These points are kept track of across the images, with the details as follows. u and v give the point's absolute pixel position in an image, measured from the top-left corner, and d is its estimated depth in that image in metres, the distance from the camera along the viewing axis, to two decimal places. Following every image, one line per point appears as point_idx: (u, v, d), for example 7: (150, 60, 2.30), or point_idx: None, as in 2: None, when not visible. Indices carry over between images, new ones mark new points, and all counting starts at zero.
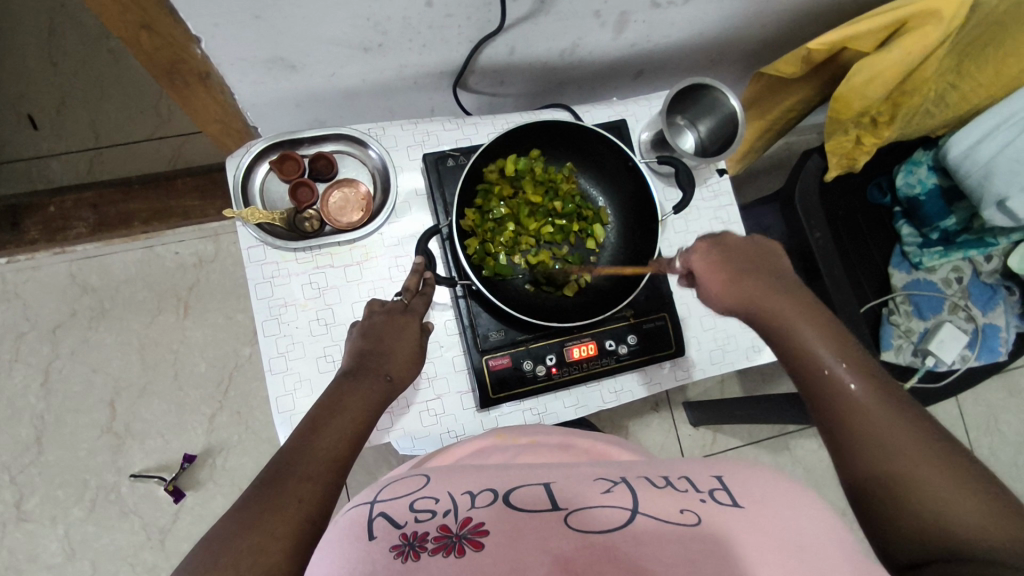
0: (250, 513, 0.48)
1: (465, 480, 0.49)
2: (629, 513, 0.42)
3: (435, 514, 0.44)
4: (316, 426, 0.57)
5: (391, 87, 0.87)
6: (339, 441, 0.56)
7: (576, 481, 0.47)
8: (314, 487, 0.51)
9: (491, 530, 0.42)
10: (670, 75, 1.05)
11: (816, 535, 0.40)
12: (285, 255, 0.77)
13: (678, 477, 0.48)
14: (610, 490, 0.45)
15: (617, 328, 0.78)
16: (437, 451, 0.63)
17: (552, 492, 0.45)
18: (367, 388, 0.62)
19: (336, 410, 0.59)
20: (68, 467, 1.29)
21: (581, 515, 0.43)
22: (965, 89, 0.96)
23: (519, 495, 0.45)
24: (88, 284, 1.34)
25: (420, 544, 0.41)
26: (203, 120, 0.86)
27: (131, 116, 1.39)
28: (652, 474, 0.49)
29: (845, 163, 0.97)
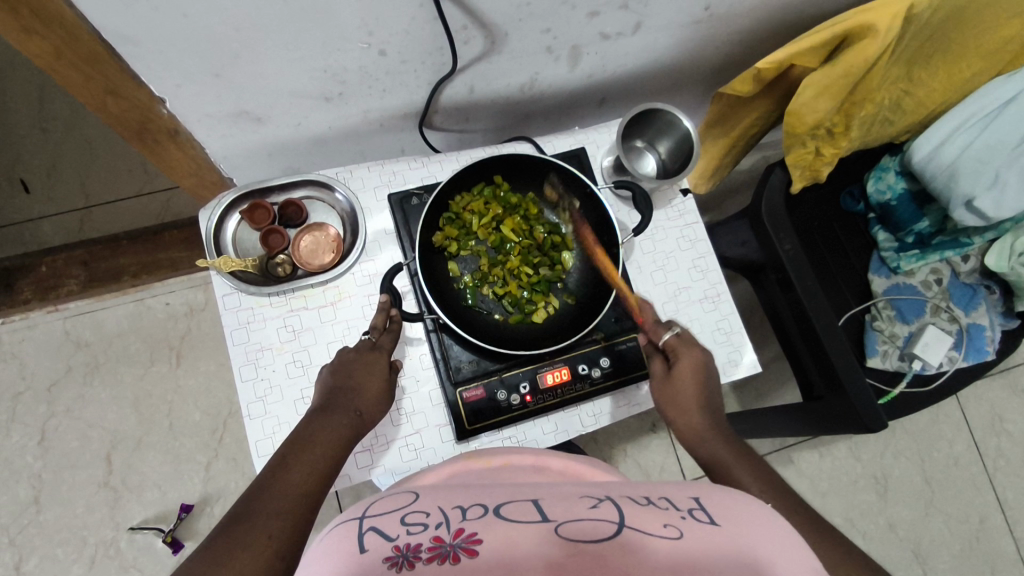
0: (218, 551, 0.48)
1: (454, 498, 0.46)
2: (616, 526, 0.39)
3: (427, 526, 0.40)
4: (285, 462, 0.58)
5: (358, 131, 0.90)
6: (309, 476, 0.57)
7: (562, 498, 0.45)
8: (283, 523, 0.52)
9: (485, 540, 0.38)
10: (633, 101, 1.08)
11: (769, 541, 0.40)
12: (259, 300, 0.78)
13: (659, 494, 0.45)
14: (597, 505, 0.42)
15: (589, 351, 0.79)
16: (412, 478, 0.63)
17: (543, 507, 0.42)
18: (336, 424, 0.63)
19: (306, 446, 0.60)
20: (67, 524, 1.29)
21: (575, 526, 0.39)
22: (920, 95, 0.97)
23: (509, 508, 0.42)
24: (83, 340, 1.36)
25: (413, 554, 0.37)
26: (178, 175, 0.89)
27: (119, 175, 1.43)
28: (636, 494, 0.46)
29: (809, 175, 1.00)
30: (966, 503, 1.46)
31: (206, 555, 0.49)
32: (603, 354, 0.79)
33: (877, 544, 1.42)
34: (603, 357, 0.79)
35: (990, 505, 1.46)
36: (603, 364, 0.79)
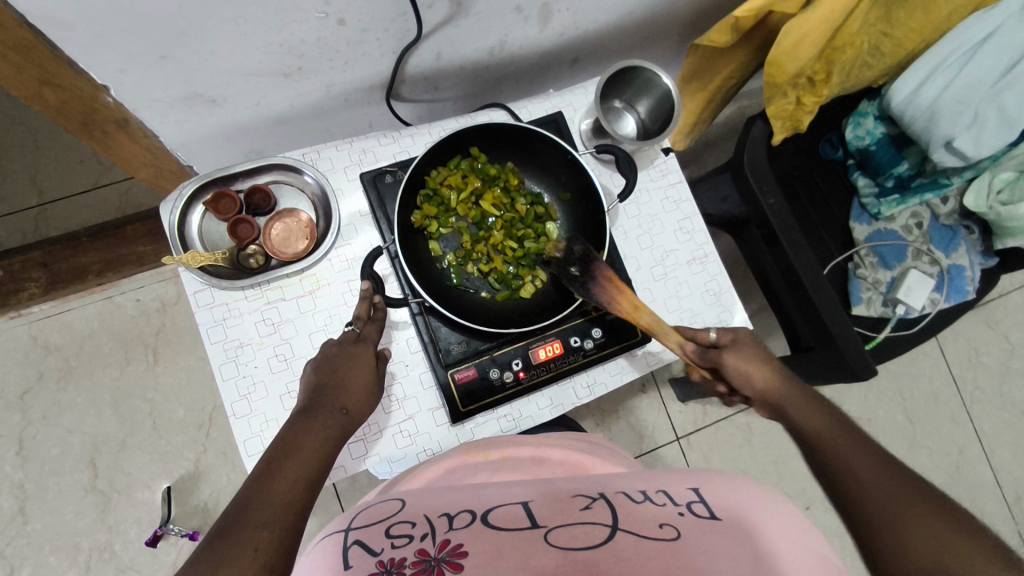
0: (202, 569, 0.46)
1: (440, 503, 0.50)
2: (609, 529, 0.43)
3: (412, 538, 0.44)
4: (270, 467, 0.55)
5: (322, 108, 0.85)
6: (297, 482, 0.55)
7: (555, 499, 0.49)
8: (272, 534, 0.50)
9: (468, 553, 0.42)
10: (607, 59, 1.04)
11: (762, 532, 0.42)
12: (233, 295, 0.75)
13: (657, 491, 0.49)
14: (588, 506, 0.47)
15: (580, 323, 0.77)
16: (405, 476, 0.62)
17: (530, 511, 0.46)
18: (323, 425, 0.61)
19: (292, 451, 0.57)
20: (57, 532, 1.26)
21: (559, 531, 0.43)
22: (899, 37, 0.95)
23: (496, 514, 0.46)
24: (52, 344, 1.31)
25: (397, 568, 0.41)
26: (133, 166, 0.84)
27: (70, 168, 1.35)
28: (631, 489, 0.50)
29: (790, 125, 0.98)
30: (948, 437, 1.51)
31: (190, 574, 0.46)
32: (594, 325, 0.77)
33: None
34: (595, 328, 0.77)
35: (969, 437, 1.51)
36: (595, 335, 0.77)
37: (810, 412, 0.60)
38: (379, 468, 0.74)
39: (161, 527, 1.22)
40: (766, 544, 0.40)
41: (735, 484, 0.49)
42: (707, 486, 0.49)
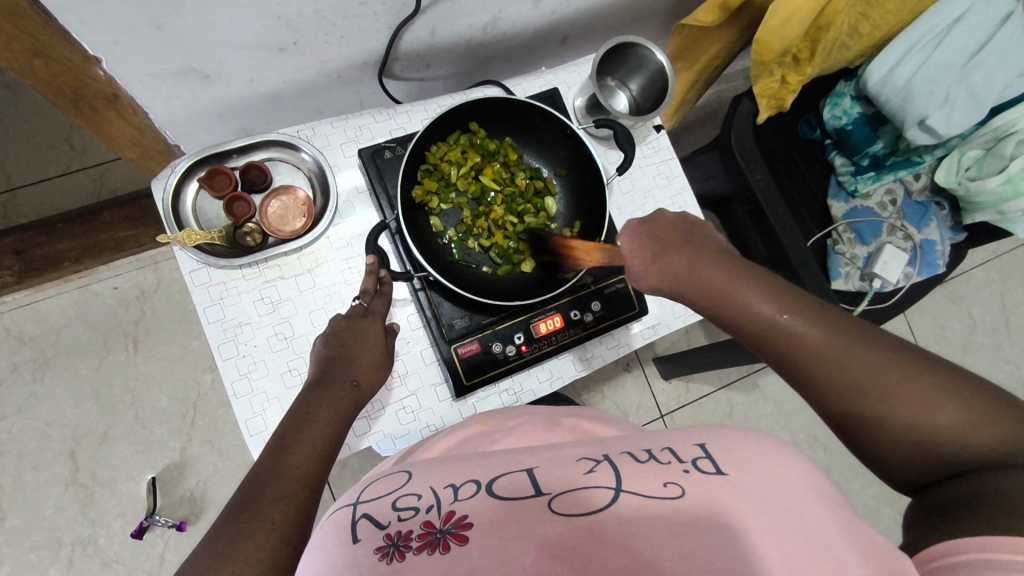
0: (220, 547, 0.45)
1: (447, 470, 0.48)
2: (611, 493, 0.42)
3: (418, 510, 0.44)
4: (285, 442, 0.55)
5: (315, 85, 0.84)
6: (311, 456, 0.55)
7: (561, 461, 0.46)
8: (287, 507, 0.50)
9: (473, 525, 0.41)
10: (595, 38, 1.05)
11: (772, 480, 0.42)
12: (231, 273, 0.74)
13: (662, 446, 0.47)
14: (594, 469, 0.44)
15: (579, 297, 0.78)
16: (420, 446, 0.62)
17: (535, 478, 0.45)
18: (333, 397, 0.61)
19: (304, 425, 0.57)
20: (37, 528, 1.23)
21: (564, 499, 0.42)
22: (875, 19, 0.98)
23: (501, 483, 0.45)
24: (26, 334, 1.26)
25: (404, 543, 0.41)
26: (119, 145, 0.81)
27: (41, 152, 1.31)
28: (635, 447, 0.48)
29: (773, 104, 0.99)
30: None
31: (208, 549, 0.46)
32: (593, 298, 0.78)
33: (839, 455, 1.51)
34: (594, 301, 0.79)
35: None
36: (594, 308, 0.78)
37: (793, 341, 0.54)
38: (382, 444, 0.74)
39: (147, 519, 1.20)
40: (771, 494, 0.40)
41: (741, 431, 0.47)
42: (716, 439, 0.46)
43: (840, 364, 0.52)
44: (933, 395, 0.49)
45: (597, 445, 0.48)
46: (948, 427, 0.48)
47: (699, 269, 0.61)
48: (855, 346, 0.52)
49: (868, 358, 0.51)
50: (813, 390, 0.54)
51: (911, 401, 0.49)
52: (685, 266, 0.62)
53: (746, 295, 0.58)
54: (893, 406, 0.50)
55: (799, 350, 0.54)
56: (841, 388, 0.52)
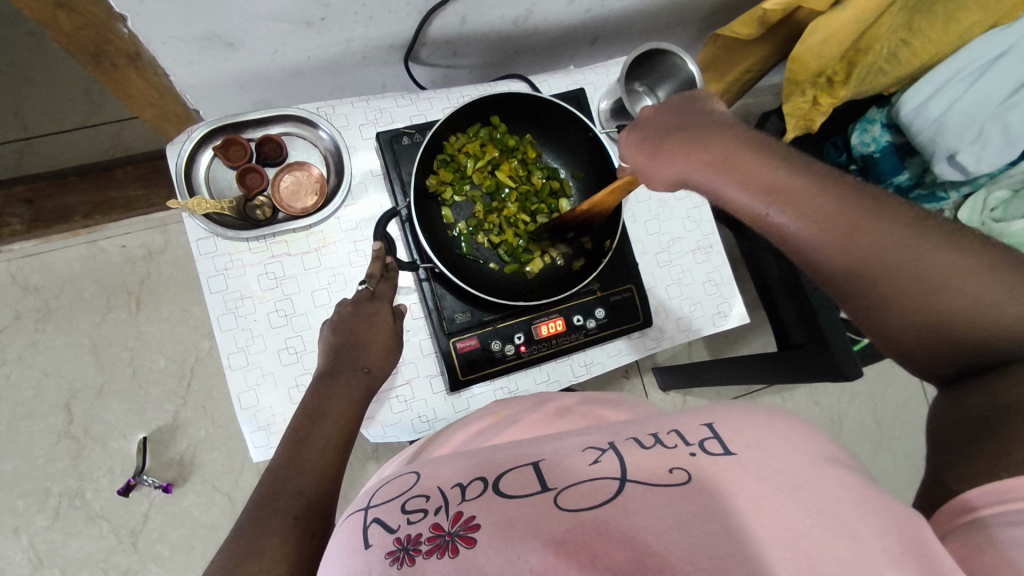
0: (245, 543, 0.47)
1: (455, 466, 0.46)
2: (617, 483, 0.40)
3: (427, 512, 0.42)
4: (302, 434, 0.57)
5: (339, 62, 0.83)
6: (326, 449, 0.57)
7: (566, 453, 0.44)
8: (307, 500, 0.51)
9: (481, 526, 0.39)
10: (627, 41, 1.03)
11: (779, 455, 0.39)
12: (237, 245, 0.73)
13: (668, 430, 0.45)
14: (599, 460, 0.42)
15: (584, 303, 0.77)
16: (428, 444, 0.61)
17: (541, 471, 0.43)
18: (347, 387, 0.63)
19: (319, 418, 0.59)
20: (26, 476, 1.23)
21: (571, 493, 0.40)
22: (918, 47, 0.95)
23: (509, 479, 0.43)
24: (31, 283, 1.27)
25: (413, 547, 0.40)
26: (138, 104, 0.81)
27: (60, 104, 1.30)
28: (639, 432, 0.46)
29: (801, 124, 0.98)
30: (913, 444, 1.55)
31: (232, 548, 0.47)
32: (598, 305, 0.77)
33: None
34: (598, 308, 0.77)
35: None
36: (598, 315, 0.77)
37: (812, 205, 0.49)
38: (373, 430, 0.74)
39: (135, 477, 1.21)
40: (781, 471, 0.38)
41: (747, 414, 0.44)
42: (725, 418, 0.44)
43: (870, 242, 0.47)
44: (971, 275, 0.45)
45: (599, 432, 0.47)
46: (981, 309, 0.45)
47: (714, 145, 0.53)
48: (886, 220, 0.47)
49: (899, 235, 0.47)
50: (834, 273, 0.49)
51: (946, 281, 0.46)
52: (701, 145, 0.54)
53: (764, 172, 0.51)
54: (925, 288, 0.46)
55: (824, 228, 0.48)
56: (869, 267, 0.48)
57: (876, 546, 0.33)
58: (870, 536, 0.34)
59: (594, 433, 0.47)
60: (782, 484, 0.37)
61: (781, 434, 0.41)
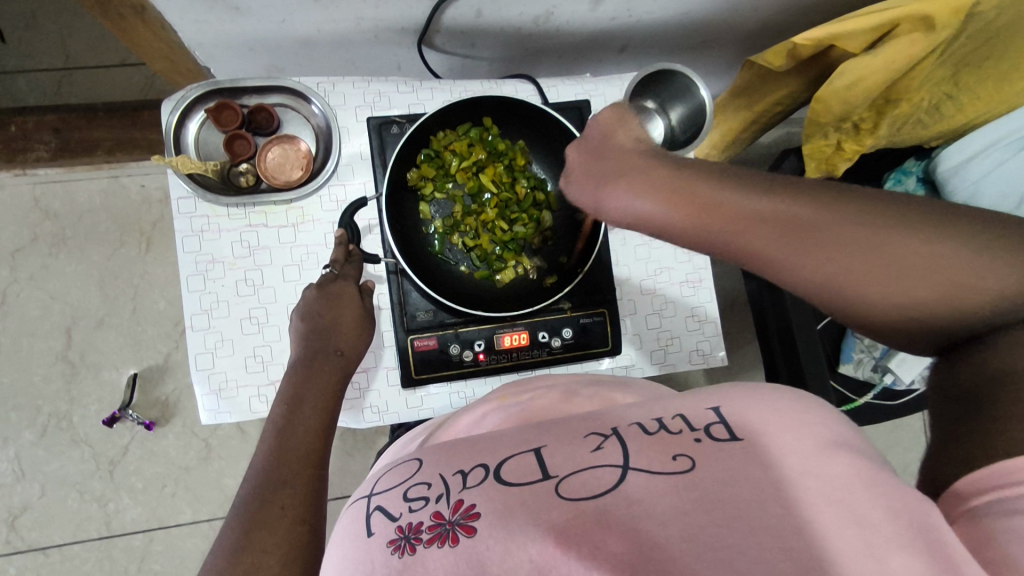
0: (235, 539, 0.49)
1: (457, 451, 0.45)
2: (619, 472, 0.39)
3: (428, 500, 0.41)
4: (283, 425, 0.60)
5: (351, 39, 0.82)
6: (306, 436, 0.60)
7: (567, 437, 0.43)
8: (294, 490, 0.54)
9: (481, 515, 0.38)
10: (657, 54, 0.99)
11: (788, 443, 0.38)
12: (216, 210, 0.73)
13: (673, 414, 0.43)
14: (600, 447, 0.41)
15: (552, 320, 0.76)
16: (442, 423, 0.56)
17: (543, 457, 0.41)
18: (324, 372, 0.65)
19: (297, 406, 0.62)
20: (21, 391, 1.29)
21: (571, 481, 0.39)
22: (963, 101, 0.88)
23: (511, 466, 0.41)
24: (51, 209, 1.31)
25: (415, 535, 0.39)
26: (150, 55, 0.83)
27: (102, 39, 1.33)
28: (645, 417, 0.44)
29: (825, 167, 0.92)
30: None
31: (227, 544, 0.49)
32: (565, 324, 0.76)
33: None
34: (566, 327, 0.76)
35: None
36: (564, 334, 0.76)
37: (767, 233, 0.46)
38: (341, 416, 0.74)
39: (120, 410, 1.25)
40: (791, 456, 0.37)
41: (772, 397, 0.42)
42: (732, 402, 0.43)
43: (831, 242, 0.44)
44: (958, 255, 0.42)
45: (603, 417, 0.45)
46: (962, 293, 0.42)
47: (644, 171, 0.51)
48: (845, 211, 0.44)
49: (860, 232, 0.43)
50: (797, 282, 0.47)
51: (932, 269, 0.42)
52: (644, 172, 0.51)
53: (710, 198, 0.48)
54: (905, 283, 0.43)
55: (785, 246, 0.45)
56: (839, 279, 0.44)
57: (890, 533, 0.33)
58: (881, 522, 0.33)
59: (599, 418, 0.45)
60: (787, 472, 0.36)
61: (785, 419, 0.39)
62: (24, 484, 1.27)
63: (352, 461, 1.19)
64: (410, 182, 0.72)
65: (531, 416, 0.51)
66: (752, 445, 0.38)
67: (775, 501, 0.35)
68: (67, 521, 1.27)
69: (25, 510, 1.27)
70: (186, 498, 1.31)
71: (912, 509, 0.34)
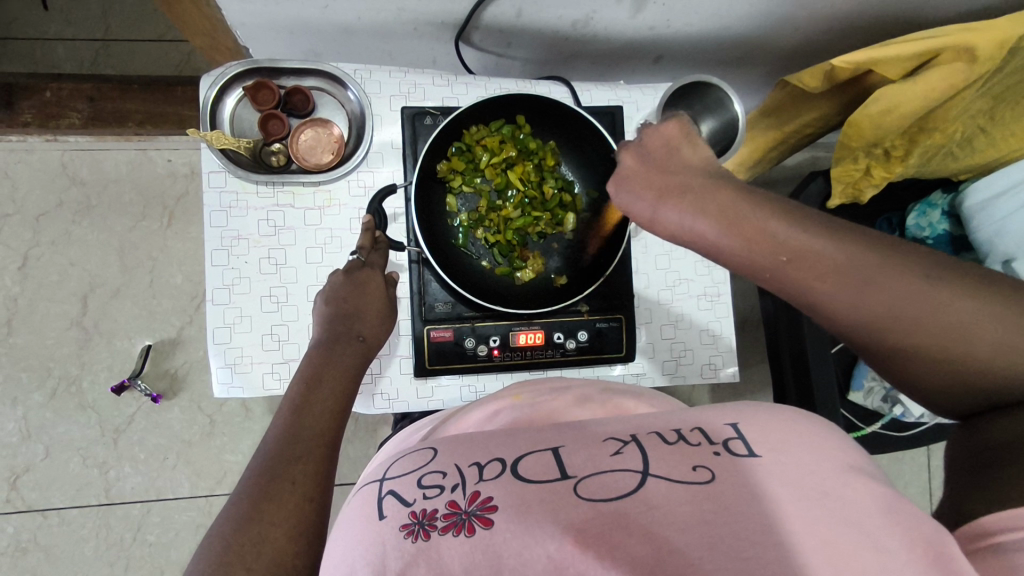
0: (243, 509, 0.49)
1: (473, 442, 0.45)
2: (639, 477, 0.38)
3: (443, 489, 0.41)
4: (301, 402, 0.60)
5: (390, 30, 0.83)
6: (323, 416, 0.60)
7: (586, 441, 0.43)
8: (306, 468, 0.54)
9: (499, 509, 0.38)
10: (691, 67, 0.99)
11: (807, 463, 0.38)
12: (245, 186, 0.74)
13: (692, 426, 0.43)
14: (619, 451, 0.41)
15: (569, 321, 0.76)
16: (450, 415, 0.56)
17: (562, 458, 0.41)
18: (343, 356, 0.65)
19: (316, 386, 0.62)
20: (34, 352, 1.30)
21: (591, 482, 0.39)
22: (996, 137, 0.88)
23: (528, 462, 0.41)
24: (78, 176, 1.33)
25: (429, 522, 0.38)
26: (192, 31, 0.84)
27: (143, 14, 1.36)
28: (663, 426, 0.44)
29: (850, 192, 0.92)
30: None
31: (236, 513, 0.49)
32: (582, 327, 0.76)
33: None
34: (582, 330, 0.76)
35: None
36: (579, 337, 0.76)
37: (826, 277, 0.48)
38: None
39: (129, 380, 1.26)
40: (807, 478, 0.37)
41: (789, 421, 0.42)
42: (750, 420, 0.43)
43: (893, 296, 0.47)
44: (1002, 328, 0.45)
45: (619, 422, 0.45)
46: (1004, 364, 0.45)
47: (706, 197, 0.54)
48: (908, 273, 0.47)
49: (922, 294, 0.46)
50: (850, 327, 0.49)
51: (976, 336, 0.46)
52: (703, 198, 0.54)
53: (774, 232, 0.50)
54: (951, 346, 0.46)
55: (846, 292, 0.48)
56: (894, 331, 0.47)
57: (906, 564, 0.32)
58: (898, 553, 0.33)
59: (611, 424, 0.46)
60: (805, 491, 0.36)
61: (804, 444, 0.40)
62: (28, 445, 1.28)
63: (352, 448, 1.20)
64: (438, 174, 0.72)
65: (542, 418, 0.51)
66: (770, 462, 0.38)
67: (792, 515, 0.34)
68: (68, 484, 1.28)
69: (27, 472, 1.28)
70: (186, 473, 1.31)
71: (932, 548, 0.34)
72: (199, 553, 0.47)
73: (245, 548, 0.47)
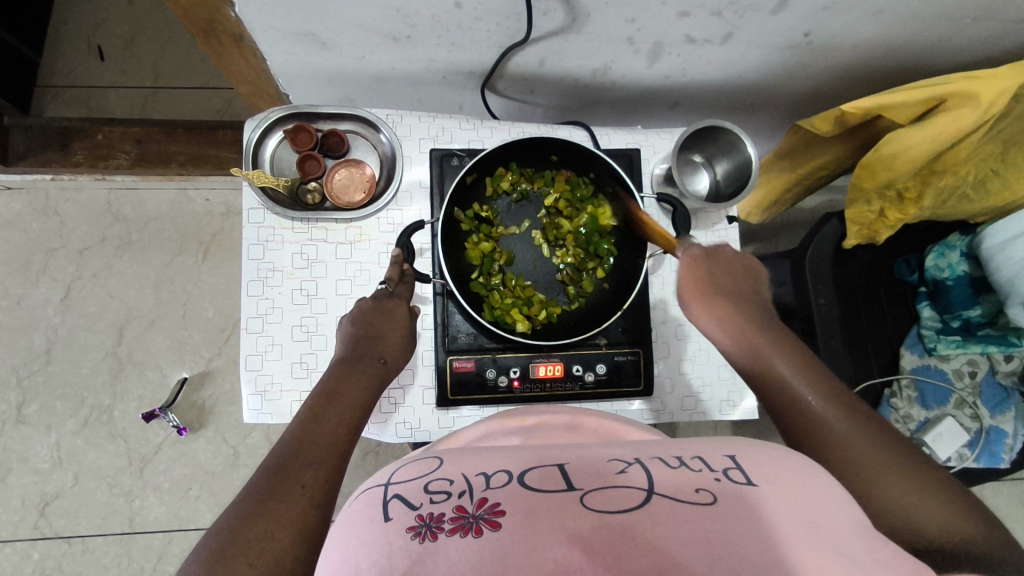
0: (256, 505, 0.51)
1: (480, 461, 0.46)
2: (644, 493, 0.40)
3: (450, 495, 0.41)
4: (316, 414, 0.61)
5: (420, 78, 0.89)
6: (337, 427, 0.60)
7: (591, 459, 0.45)
8: (317, 474, 0.55)
9: (508, 513, 0.39)
10: (706, 113, 1.03)
11: (802, 497, 0.40)
12: (282, 222, 0.79)
13: (693, 454, 0.45)
14: (625, 469, 0.43)
15: (588, 354, 0.78)
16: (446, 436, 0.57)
17: (567, 473, 0.43)
18: (362, 373, 0.67)
19: (334, 399, 0.63)
20: (70, 382, 1.35)
21: (597, 494, 0.40)
22: (1009, 178, 0.89)
23: (533, 475, 0.43)
24: (121, 214, 1.40)
25: (437, 524, 0.39)
26: (238, 79, 0.91)
27: (190, 64, 1.46)
28: (665, 452, 0.46)
29: (866, 234, 0.94)
30: None
31: (245, 510, 0.51)
32: (600, 360, 0.78)
33: None
34: (600, 363, 0.78)
35: None
36: (598, 370, 0.78)
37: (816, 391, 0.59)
38: (371, 429, 0.77)
39: (160, 409, 1.29)
40: (803, 509, 0.38)
41: (781, 460, 0.44)
42: (746, 453, 0.45)
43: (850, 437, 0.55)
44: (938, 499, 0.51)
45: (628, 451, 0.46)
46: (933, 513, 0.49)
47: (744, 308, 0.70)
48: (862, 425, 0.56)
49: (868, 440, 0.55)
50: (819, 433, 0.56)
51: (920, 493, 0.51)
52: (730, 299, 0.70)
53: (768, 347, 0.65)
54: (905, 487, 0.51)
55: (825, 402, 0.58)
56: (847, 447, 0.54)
57: None
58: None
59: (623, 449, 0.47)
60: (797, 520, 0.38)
61: (800, 480, 0.42)
62: (59, 472, 1.32)
63: None
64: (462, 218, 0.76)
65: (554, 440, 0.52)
66: (766, 490, 0.40)
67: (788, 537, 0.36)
68: (94, 512, 1.31)
69: (56, 498, 1.31)
70: (209, 503, 1.33)
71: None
72: (203, 545, 0.48)
73: (249, 544, 0.48)
